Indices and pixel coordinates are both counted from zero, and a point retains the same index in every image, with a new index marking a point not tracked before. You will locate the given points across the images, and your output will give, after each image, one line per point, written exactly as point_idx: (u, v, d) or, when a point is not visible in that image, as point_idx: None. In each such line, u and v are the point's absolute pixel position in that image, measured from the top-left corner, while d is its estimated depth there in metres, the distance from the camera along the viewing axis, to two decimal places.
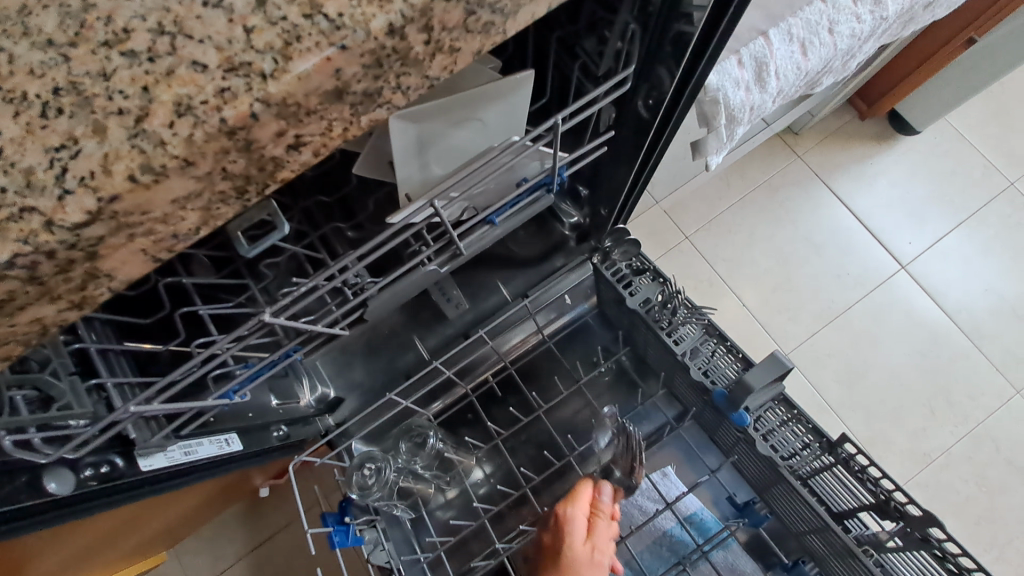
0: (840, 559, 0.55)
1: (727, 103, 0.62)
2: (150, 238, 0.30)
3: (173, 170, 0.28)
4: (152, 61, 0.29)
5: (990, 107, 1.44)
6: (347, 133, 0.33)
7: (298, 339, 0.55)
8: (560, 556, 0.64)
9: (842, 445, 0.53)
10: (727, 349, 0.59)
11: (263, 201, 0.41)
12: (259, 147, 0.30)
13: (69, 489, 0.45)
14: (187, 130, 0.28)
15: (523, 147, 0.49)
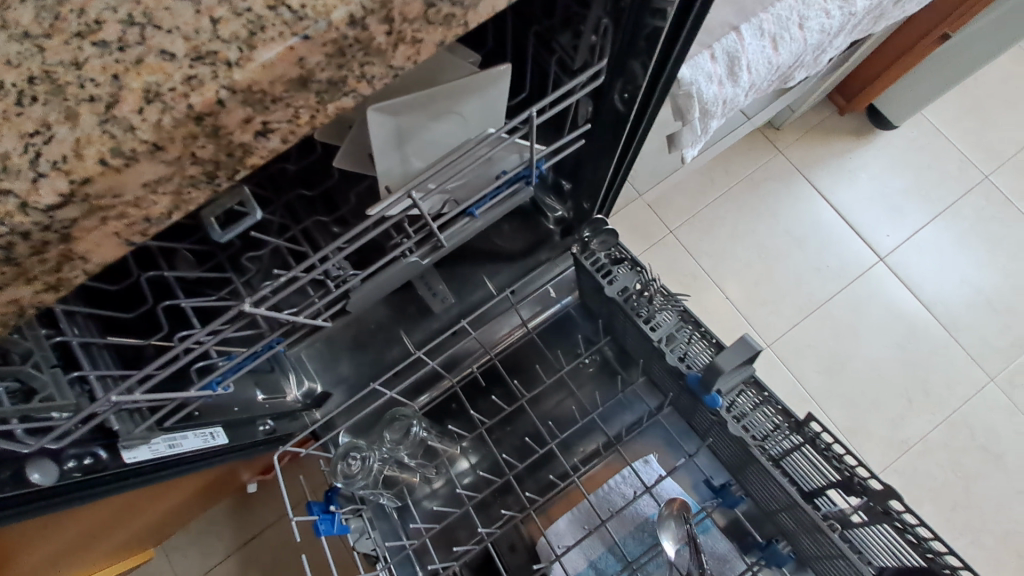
0: (808, 535, 0.57)
1: (701, 96, 0.64)
2: (123, 221, 0.30)
3: (143, 154, 0.28)
4: (123, 51, 0.29)
5: (965, 102, 1.47)
6: (314, 121, 0.33)
7: (279, 330, 0.55)
8: None
9: (808, 425, 0.56)
10: (701, 334, 0.61)
11: (236, 189, 0.43)
12: (227, 134, 0.30)
13: (51, 480, 0.45)
14: (155, 116, 0.28)
15: (499, 139, 0.49)
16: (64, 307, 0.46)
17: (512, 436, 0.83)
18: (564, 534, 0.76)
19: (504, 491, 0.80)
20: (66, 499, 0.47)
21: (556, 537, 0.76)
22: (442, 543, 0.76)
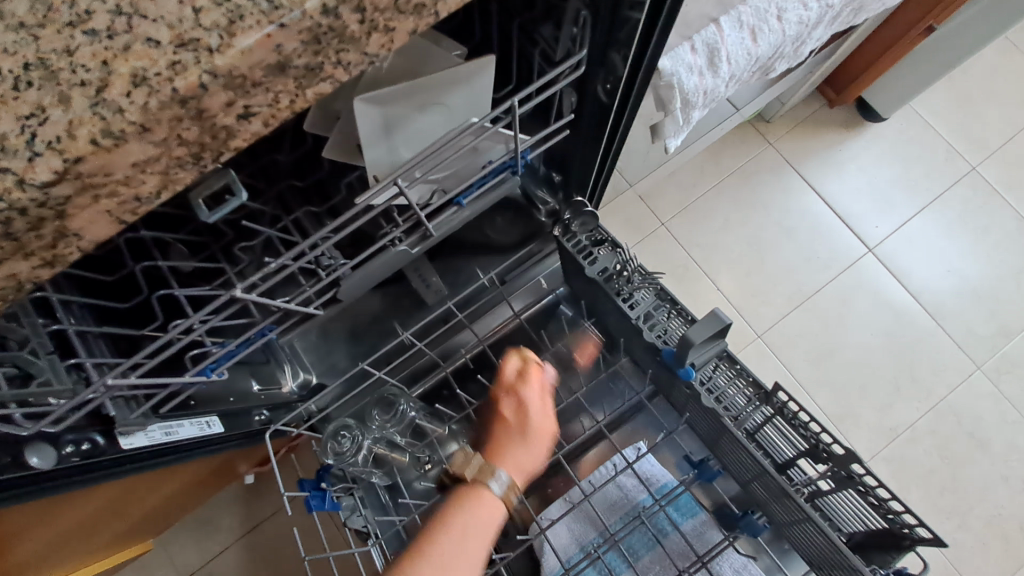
0: (777, 501, 0.59)
1: (682, 87, 0.65)
2: (114, 200, 0.32)
3: (131, 135, 0.30)
4: (111, 39, 0.30)
5: (953, 94, 1.48)
6: (294, 105, 0.34)
7: (271, 319, 0.56)
8: (524, 423, 0.69)
9: (776, 395, 0.57)
10: (677, 313, 0.63)
11: (221, 169, 0.43)
12: (211, 116, 0.32)
13: (50, 464, 0.46)
14: (142, 99, 0.29)
15: (483, 128, 0.51)
16: (59, 295, 0.48)
17: None
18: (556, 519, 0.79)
19: None
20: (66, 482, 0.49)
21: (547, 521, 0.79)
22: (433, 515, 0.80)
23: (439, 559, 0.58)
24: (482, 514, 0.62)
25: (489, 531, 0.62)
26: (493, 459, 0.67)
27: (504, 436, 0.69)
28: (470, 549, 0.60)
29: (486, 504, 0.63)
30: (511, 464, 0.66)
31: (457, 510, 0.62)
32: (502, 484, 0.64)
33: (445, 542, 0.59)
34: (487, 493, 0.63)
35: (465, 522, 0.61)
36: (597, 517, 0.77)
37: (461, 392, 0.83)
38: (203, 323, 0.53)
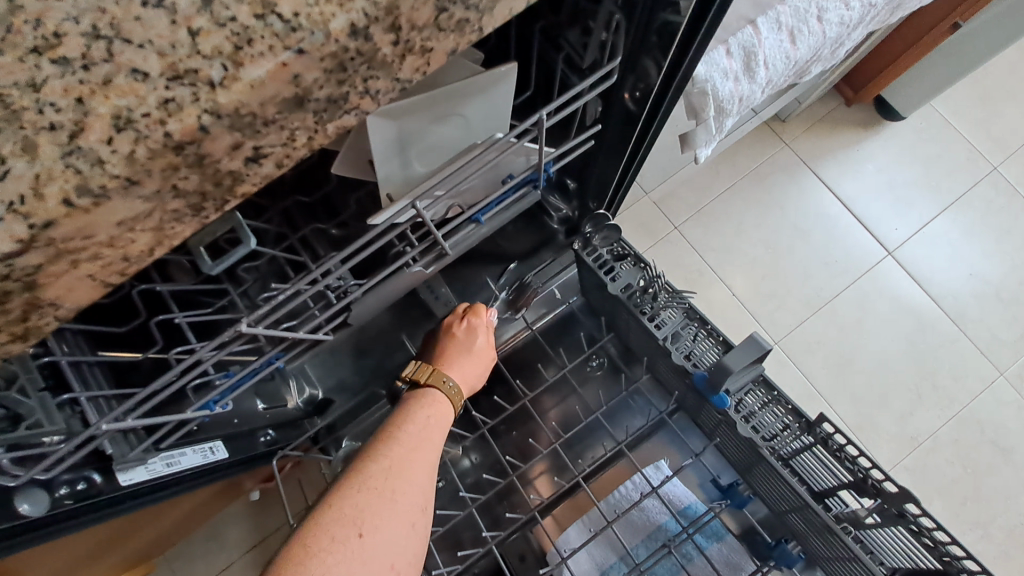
0: (819, 537, 0.56)
1: (716, 94, 0.61)
2: (97, 263, 0.28)
3: (115, 191, 0.26)
4: (87, 70, 0.26)
5: (975, 91, 1.44)
6: (312, 141, 0.31)
7: (281, 346, 0.53)
8: (473, 344, 0.67)
9: (820, 425, 0.55)
10: (708, 332, 0.61)
11: (227, 214, 0.40)
12: (214, 162, 0.28)
13: (42, 510, 0.43)
14: (128, 147, 0.26)
15: (508, 144, 0.47)
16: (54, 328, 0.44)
17: (511, 432, 0.82)
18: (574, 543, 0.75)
19: (507, 492, 0.80)
20: (59, 526, 0.46)
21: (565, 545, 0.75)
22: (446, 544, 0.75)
23: (397, 460, 0.51)
24: (436, 413, 0.58)
25: (444, 425, 0.59)
26: (442, 367, 0.65)
27: (451, 351, 0.67)
28: (431, 432, 0.56)
29: (441, 405, 0.60)
30: (458, 374, 0.65)
31: (410, 412, 0.57)
32: (454, 385, 0.62)
33: (399, 449, 0.52)
34: (439, 392, 0.61)
35: (414, 431, 0.55)
36: (619, 543, 0.73)
37: (475, 412, 0.80)
38: (208, 351, 0.49)
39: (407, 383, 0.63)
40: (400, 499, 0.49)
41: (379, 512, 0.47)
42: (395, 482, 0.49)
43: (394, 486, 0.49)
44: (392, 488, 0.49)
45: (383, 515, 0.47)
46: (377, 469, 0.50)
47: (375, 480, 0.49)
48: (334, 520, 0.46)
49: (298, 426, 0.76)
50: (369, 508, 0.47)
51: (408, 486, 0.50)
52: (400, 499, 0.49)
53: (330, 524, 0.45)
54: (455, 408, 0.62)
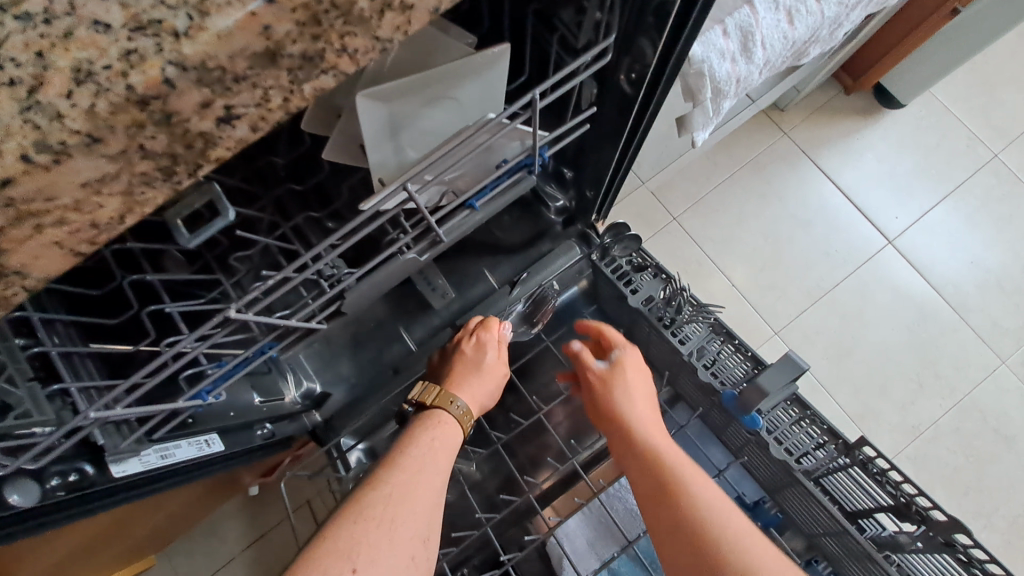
0: (856, 560, 0.55)
1: (714, 75, 0.60)
2: (63, 228, 0.28)
3: (76, 148, 0.26)
4: (49, 23, 0.25)
5: (975, 78, 1.43)
6: (288, 104, 0.31)
7: (272, 335, 0.53)
8: (482, 363, 0.66)
9: (860, 448, 0.53)
10: (734, 347, 0.61)
11: (206, 186, 0.39)
12: (182, 121, 0.28)
13: (33, 500, 0.42)
14: (88, 101, 0.26)
15: (500, 126, 0.46)
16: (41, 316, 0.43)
17: (508, 418, 0.81)
18: (576, 537, 0.74)
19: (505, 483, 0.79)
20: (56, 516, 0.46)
21: (568, 541, 0.74)
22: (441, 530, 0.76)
23: (397, 487, 0.51)
24: (441, 436, 0.58)
25: (451, 448, 0.59)
26: (452, 388, 0.64)
27: (460, 369, 0.66)
28: (437, 457, 0.56)
29: (448, 427, 0.60)
30: (470, 396, 0.64)
31: (416, 436, 0.57)
32: (462, 407, 0.62)
33: (400, 476, 0.52)
34: (447, 414, 0.61)
35: (417, 456, 0.55)
36: (615, 528, 0.75)
37: (490, 428, 0.78)
38: (196, 341, 0.49)
39: (413, 405, 0.63)
40: (399, 529, 0.48)
41: (374, 544, 0.46)
42: (393, 511, 0.49)
43: (393, 516, 0.49)
44: (391, 518, 0.49)
45: (379, 548, 0.46)
46: (376, 498, 0.50)
47: (374, 510, 0.49)
48: (328, 553, 0.45)
49: (295, 420, 0.75)
50: (365, 540, 0.46)
51: (409, 515, 0.50)
52: (399, 529, 0.48)
53: (325, 557, 0.45)
54: (465, 430, 0.62)
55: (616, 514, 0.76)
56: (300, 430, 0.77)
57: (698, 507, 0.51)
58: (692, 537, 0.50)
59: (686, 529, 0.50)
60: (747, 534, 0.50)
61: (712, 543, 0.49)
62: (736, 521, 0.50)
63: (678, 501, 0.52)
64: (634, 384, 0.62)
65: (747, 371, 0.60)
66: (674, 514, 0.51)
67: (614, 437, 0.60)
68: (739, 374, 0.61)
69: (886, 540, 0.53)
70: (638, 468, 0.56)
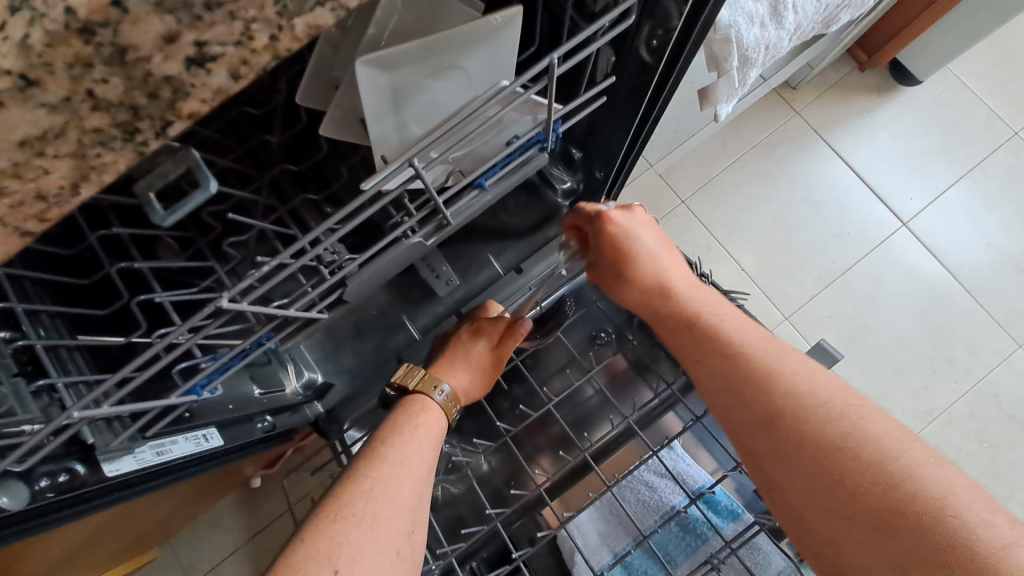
0: None
1: (740, 41, 0.58)
2: (6, 201, 0.26)
3: (8, 93, 0.23)
4: None
5: (994, 54, 1.38)
6: (277, 44, 0.28)
7: (271, 325, 0.50)
8: (470, 346, 0.64)
9: None
10: None
11: (183, 152, 0.35)
12: (141, 61, 0.25)
13: (21, 503, 0.40)
14: (21, 32, 0.22)
15: (513, 96, 0.43)
16: (26, 307, 0.40)
17: (515, 408, 0.79)
18: (590, 533, 0.73)
19: (514, 472, 0.77)
20: (59, 514, 0.43)
21: (581, 537, 0.73)
22: (447, 523, 0.74)
23: (380, 479, 0.48)
24: (426, 423, 0.55)
25: (437, 438, 0.56)
26: (438, 373, 0.62)
27: (451, 352, 0.64)
28: (422, 445, 0.53)
29: (432, 414, 0.57)
30: (454, 381, 0.62)
31: (400, 424, 0.54)
32: (446, 395, 0.59)
33: (383, 466, 0.49)
34: (431, 401, 0.58)
35: (403, 446, 0.52)
36: (629, 522, 0.72)
37: (497, 420, 0.76)
38: (190, 333, 0.46)
39: (395, 389, 0.60)
40: (382, 524, 0.45)
41: (356, 543, 0.43)
42: (375, 507, 0.46)
43: (375, 511, 0.46)
44: (373, 513, 0.46)
45: (362, 547, 0.43)
46: (356, 493, 0.47)
47: (354, 507, 0.46)
48: (307, 557, 0.42)
49: (297, 411, 0.72)
50: (346, 540, 0.43)
51: (393, 508, 0.47)
52: (382, 524, 0.45)
53: (303, 561, 0.41)
54: (449, 417, 0.59)
55: (631, 509, 0.74)
56: (302, 422, 0.73)
57: (734, 362, 0.49)
58: (733, 393, 0.48)
59: (726, 387, 0.48)
60: (794, 378, 0.46)
61: (793, 453, 0.44)
62: (783, 369, 0.47)
63: (716, 362, 0.50)
64: (643, 233, 0.60)
65: None
66: (710, 377, 0.50)
67: (631, 293, 0.60)
68: None
69: None
70: (675, 333, 0.55)
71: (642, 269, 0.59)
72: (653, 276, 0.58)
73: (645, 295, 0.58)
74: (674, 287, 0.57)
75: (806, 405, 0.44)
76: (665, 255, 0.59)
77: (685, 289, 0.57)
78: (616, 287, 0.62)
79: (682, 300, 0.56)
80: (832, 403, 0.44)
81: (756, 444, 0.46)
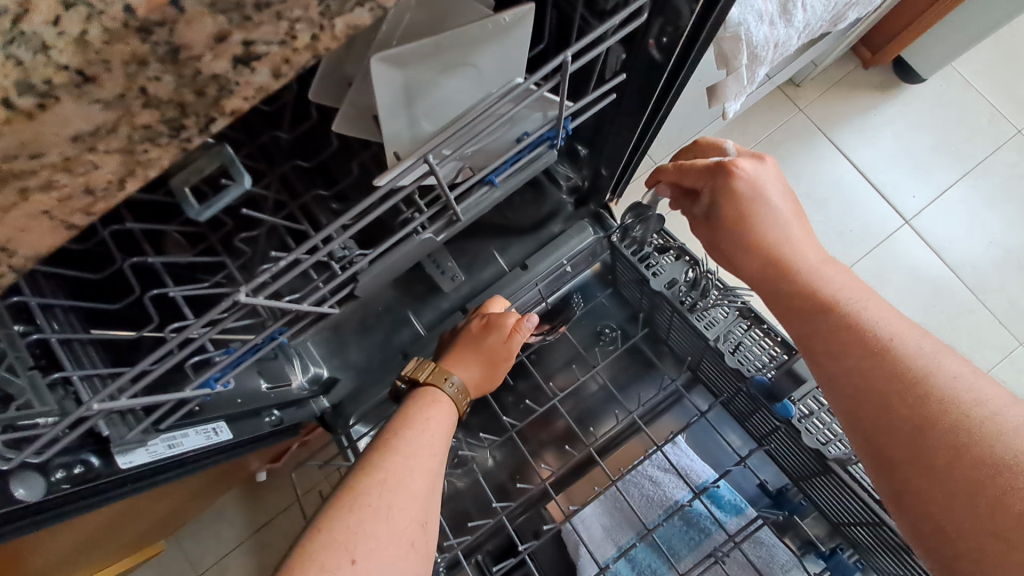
0: (890, 550, 0.55)
1: (750, 39, 0.58)
2: (51, 194, 0.26)
3: (64, 89, 0.23)
4: None
5: (998, 52, 1.38)
6: (317, 43, 0.28)
7: (283, 320, 0.50)
8: (481, 339, 0.64)
9: None
10: (763, 333, 0.61)
11: (216, 148, 0.37)
12: (191, 60, 0.25)
13: (39, 494, 0.40)
14: (79, 28, 0.22)
15: (526, 93, 0.44)
16: (40, 301, 0.40)
17: (521, 403, 0.79)
18: (595, 527, 0.73)
19: (518, 467, 0.78)
20: (78, 506, 0.44)
21: (586, 531, 0.73)
22: (453, 516, 0.75)
23: (393, 470, 0.49)
24: (437, 415, 0.56)
25: (448, 428, 0.56)
26: (448, 366, 0.62)
27: (461, 345, 0.64)
28: (434, 437, 0.53)
29: (442, 406, 0.57)
30: (465, 374, 0.62)
31: (411, 417, 0.55)
32: (457, 386, 0.59)
33: (396, 458, 0.50)
34: (441, 393, 0.58)
35: (415, 438, 0.52)
36: (634, 515, 0.73)
37: (503, 414, 0.76)
38: (203, 327, 0.46)
39: (405, 382, 0.60)
40: (396, 515, 0.46)
41: (372, 534, 0.44)
42: (390, 498, 0.47)
43: (389, 502, 0.46)
44: (387, 504, 0.46)
45: (378, 537, 0.44)
46: (371, 484, 0.47)
47: (369, 498, 0.46)
48: (324, 547, 0.42)
49: (303, 406, 0.73)
50: (362, 531, 0.44)
51: (407, 499, 0.47)
52: (396, 515, 0.46)
53: (320, 551, 0.42)
54: (459, 410, 0.60)
55: (636, 503, 0.74)
56: (308, 416, 0.74)
57: (874, 357, 0.43)
58: (870, 391, 0.43)
59: (861, 383, 0.43)
60: (952, 383, 0.41)
61: (935, 442, 0.39)
62: (941, 372, 0.41)
63: (851, 353, 0.44)
64: (771, 199, 0.55)
65: (774, 356, 0.60)
66: (842, 370, 0.45)
67: (750, 262, 0.54)
68: (765, 359, 0.60)
69: None
70: (800, 317, 0.49)
71: (767, 237, 0.53)
72: (777, 245, 0.53)
73: (766, 260, 0.53)
74: (802, 263, 0.51)
75: (965, 411, 0.39)
76: (800, 231, 0.54)
77: (818, 265, 0.51)
78: (728, 252, 0.56)
79: (815, 270, 0.50)
80: (998, 416, 0.38)
81: (885, 420, 0.41)
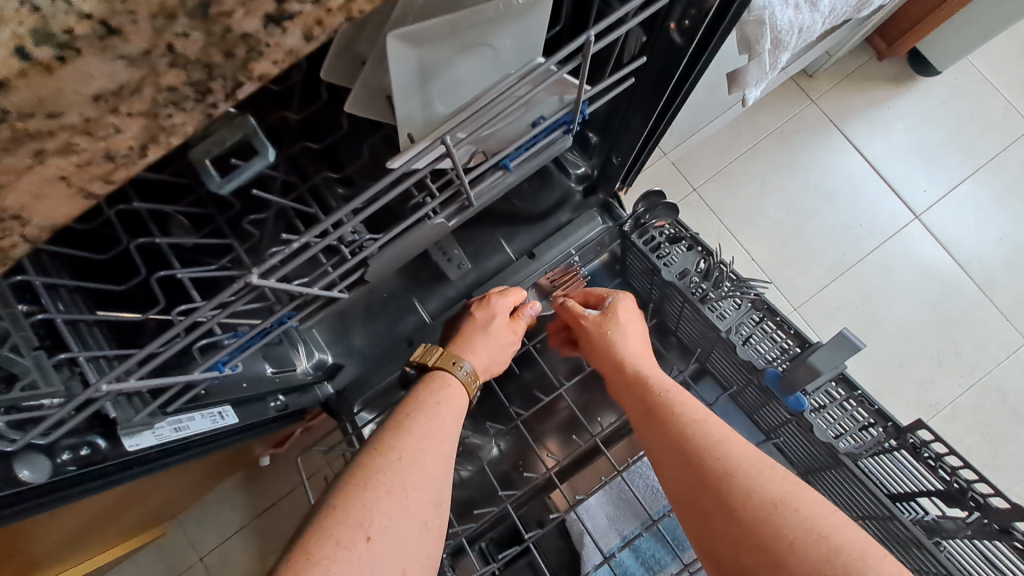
0: (899, 544, 0.55)
1: (774, 23, 0.57)
2: (70, 158, 0.26)
3: (87, 41, 0.23)
4: None
5: (1014, 47, 1.36)
6: (349, 6, 0.27)
7: (292, 304, 0.49)
8: (488, 326, 0.63)
9: (912, 432, 0.52)
10: (777, 325, 0.59)
11: (240, 119, 0.39)
12: (222, 17, 0.25)
13: (44, 476, 0.40)
14: None
15: (546, 74, 0.43)
16: (44, 281, 0.39)
17: (528, 393, 0.79)
18: (598, 514, 0.74)
19: (520, 453, 0.78)
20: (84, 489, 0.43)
21: (590, 517, 0.74)
22: (458, 504, 0.75)
23: (405, 451, 0.48)
24: (448, 399, 0.55)
25: (459, 412, 0.56)
26: (458, 351, 0.62)
27: (468, 330, 0.63)
28: (445, 420, 0.53)
29: (453, 389, 0.57)
30: (473, 358, 0.61)
31: (422, 400, 0.54)
32: (468, 371, 0.59)
33: (409, 440, 0.49)
34: (452, 377, 0.58)
35: (424, 420, 0.52)
36: (638, 505, 0.73)
37: (509, 403, 0.76)
38: (212, 311, 0.45)
39: (416, 368, 0.60)
40: (411, 495, 0.46)
41: (386, 512, 0.44)
42: (404, 477, 0.46)
43: (404, 481, 0.46)
44: (401, 483, 0.46)
45: (392, 516, 0.44)
46: (384, 463, 0.47)
47: (383, 476, 0.46)
48: (339, 523, 0.42)
49: (308, 391, 0.73)
50: (377, 509, 0.44)
51: (419, 479, 0.47)
52: (409, 495, 0.46)
53: (335, 526, 0.42)
54: (470, 394, 0.59)
55: (641, 493, 0.74)
56: (312, 402, 0.73)
57: (660, 418, 0.54)
58: (694, 488, 0.49)
59: (652, 445, 0.54)
60: (776, 487, 0.46)
61: (695, 481, 0.49)
62: (700, 424, 0.52)
63: (699, 482, 0.49)
64: (625, 312, 0.66)
65: (785, 350, 0.59)
66: (646, 438, 0.55)
67: (595, 349, 0.65)
68: (775, 353, 0.60)
69: (932, 524, 0.52)
70: (655, 449, 0.54)
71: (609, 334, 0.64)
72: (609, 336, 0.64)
73: (604, 351, 0.64)
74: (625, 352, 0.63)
75: (715, 450, 0.49)
76: (631, 323, 0.66)
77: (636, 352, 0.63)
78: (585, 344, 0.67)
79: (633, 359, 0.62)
80: (739, 450, 0.49)
81: (669, 471, 0.52)
